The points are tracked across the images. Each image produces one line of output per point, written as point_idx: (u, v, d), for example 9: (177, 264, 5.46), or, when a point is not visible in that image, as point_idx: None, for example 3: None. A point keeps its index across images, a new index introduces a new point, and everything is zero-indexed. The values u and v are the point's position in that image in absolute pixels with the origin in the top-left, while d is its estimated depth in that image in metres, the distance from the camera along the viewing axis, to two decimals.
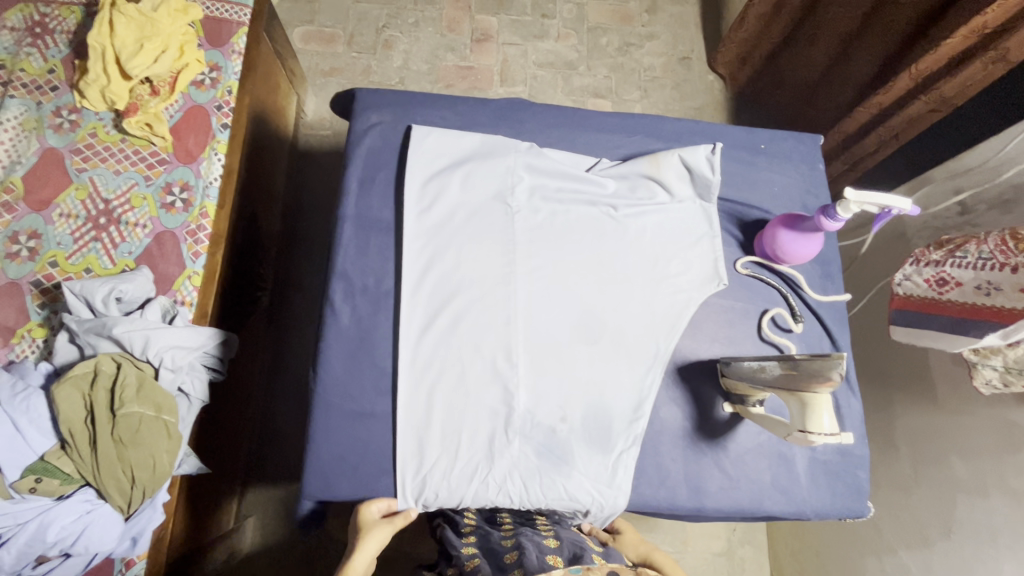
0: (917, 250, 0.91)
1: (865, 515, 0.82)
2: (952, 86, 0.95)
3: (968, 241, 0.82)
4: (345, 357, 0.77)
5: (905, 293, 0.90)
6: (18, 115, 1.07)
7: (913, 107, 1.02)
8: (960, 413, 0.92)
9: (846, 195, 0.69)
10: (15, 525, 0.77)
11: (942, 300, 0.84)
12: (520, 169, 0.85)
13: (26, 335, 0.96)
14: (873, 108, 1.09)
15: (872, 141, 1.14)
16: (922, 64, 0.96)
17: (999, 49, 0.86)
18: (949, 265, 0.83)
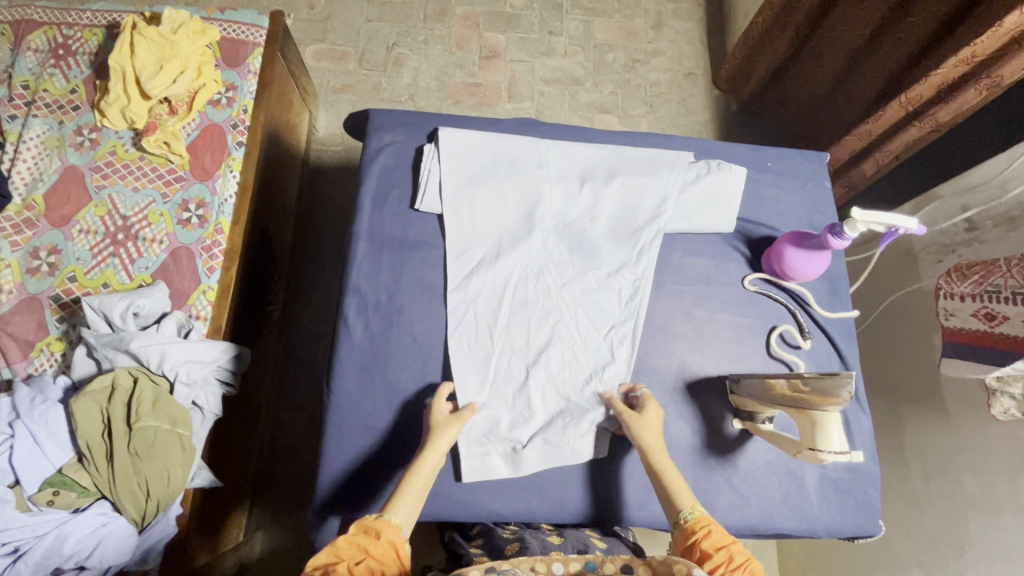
0: (946, 281, 0.96)
1: (876, 534, 0.81)
2: (947, 112, 0.96)
3: (993, 275, 0.86)
4: (358, 372, 0.77)
5: (955, 326, 0.92)
6: (40, 134, 1.10)
7: (908, 132, 1.03)
8: (971, 430, 0.91)
9: (852, 215, 0.70)
10: (32, 537, 0.79)
11: (990, 332, 0.85)
12: (514, 176, 0.84)
13: (44, 349, 0.98)
14: (865, 136, 1.11)
15: (870, 166, 1.14)
16: (913, 93, 0.98)
17: (993, 75, 0.87)
18: (987, 300, 0.86)
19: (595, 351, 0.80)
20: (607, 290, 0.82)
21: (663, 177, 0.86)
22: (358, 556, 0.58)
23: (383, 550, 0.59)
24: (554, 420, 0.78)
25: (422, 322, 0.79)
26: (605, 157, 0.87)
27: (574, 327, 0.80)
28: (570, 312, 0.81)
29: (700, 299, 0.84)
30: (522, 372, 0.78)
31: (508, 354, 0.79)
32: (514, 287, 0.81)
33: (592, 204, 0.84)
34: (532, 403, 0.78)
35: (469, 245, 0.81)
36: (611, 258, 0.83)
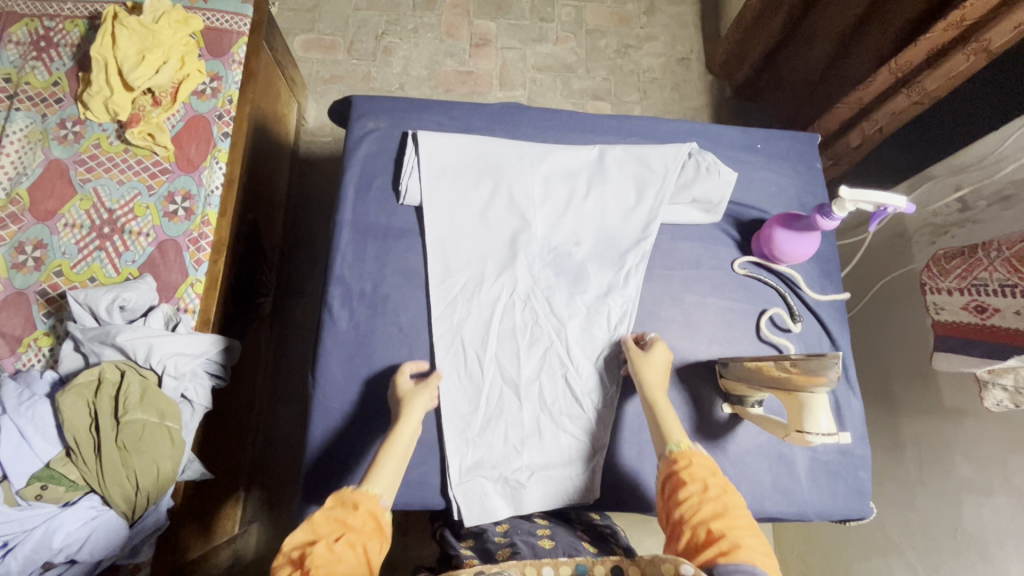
0: (927, 276, 0.95)
1: (867, 517, 0.81)
2: (935, 80, 0.94)
3: (977, 268, 0.85)
4: (343, 362, 0.76)
5: (947, 320, 0.90)
6: (23, 128, 1.09)
7: (895, 101, 1.02)
8: (964, 414, 0.91)
9: (841, 194, 0.69)
10: (21, 532, 0.78)
11: (981, 325, 0.84)
12: (500, 196, 0.81)
13: (32, 344, 0.98)
14: (855, 104, 1.09)
15: (856, 136, 1.13)
16: (904, 58, 0.96)
17: (981, 40, 0.85)
18: (976, 294, 0.85)
19: (588, 382, 0.77)
20: (598, 315, 0.79)
21: (650, 192, 0.82)
22: (338, 531, 0.55)
23: (365, 519, 0.57)
24: (549, 453, 0.75)
25: (393, 345, 0.76)
26: (589, 168, 0.83)
27: (567, 357, 0.77)
28: (561, 339, 0.78)
29: (689, 283, 0.83)
30: (514, 403, 0.75)
31: (500, 384, 0.76)
32: (501, 313, 0.78)
33: (578, 220, 0.81)
34: (528, 433, 0.75)
35: (452, 269, 0.78)
36: (599, 281, 0.80)
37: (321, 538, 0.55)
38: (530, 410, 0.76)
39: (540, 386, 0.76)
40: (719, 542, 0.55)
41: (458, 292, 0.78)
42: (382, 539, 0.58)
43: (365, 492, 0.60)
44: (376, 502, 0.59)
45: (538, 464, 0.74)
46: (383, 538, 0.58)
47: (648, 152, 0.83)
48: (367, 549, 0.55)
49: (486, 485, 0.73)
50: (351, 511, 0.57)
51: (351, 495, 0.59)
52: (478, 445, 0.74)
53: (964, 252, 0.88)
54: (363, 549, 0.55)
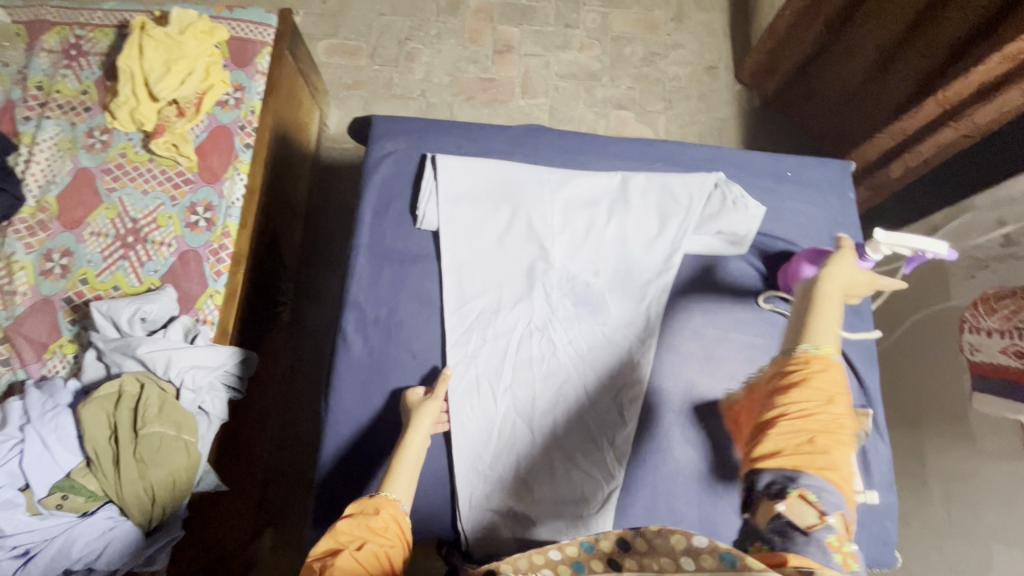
0: (971, 313, 0.92)
1: (892, 566, 0.78)
2: (985, 113, 0.90)
3: (1023, 311, 0.80)
4: (356, 389, 0.75)
5: (982, 361, 0.88)
6: (53, 136, 1.11)
7: (942, 133, 0.98)
8: (1000, 457, 0.86)
9: (876, 235, 0.69)
10: (43, 540, 0.81)
11: (1019, 369, 0.79)
12: (519, 223, 0.79)
13: (57, 351, 1.00)
14: (897, 134, 1.05)
15: (899, 167, 1.09)
16: (951, 90, 0.93)
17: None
18: (1016, 336, 0.80)
19: (603, 417, 0.75)
20: (616, 348, 0.77)
21: (673, 221, 0.79)
22: (362, 537, 0.56)
23: (387, 524, 0.58)
24: (561, 489, 0.73)
25: (405, 372, 0.75)
26: (612, 195, 0.81)
27: (582, 390, 0.75)
28: (576, 371, 0.76)
29: (710, 317, 0.80)
30: (526, 436, 0.74)
31: (512, 416, 0.74)
32: (516, 343, 0.76)
33: (599, 248, 0.79)
34: (540, 467, 0.73)
35: (468, 296, 0.77)
36: (618, 313, 0.78)
37: (346, 546, 0.55)
38: (543, 444, 0.74)
39: (553, 420, 0.75)
40: (817, 458, 0.53)
41: (474, 319, 0.76)
42: (404, 543, 0.58)
43: (384, 498, 0.61)
44: (396, 506, 0.60)
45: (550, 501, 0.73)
46: (405, 545, 0.58)
47: (672, 179, 0.81)
48: (391, 554, 0.56)
49: (496, 520, 0.72)
50: (372, 515, 0.58)
51: (370, 501, 0.60)
52: (489, 478, 0.72)
53: (1015, 292, 0.84)
54: (387, 554, 0.56)
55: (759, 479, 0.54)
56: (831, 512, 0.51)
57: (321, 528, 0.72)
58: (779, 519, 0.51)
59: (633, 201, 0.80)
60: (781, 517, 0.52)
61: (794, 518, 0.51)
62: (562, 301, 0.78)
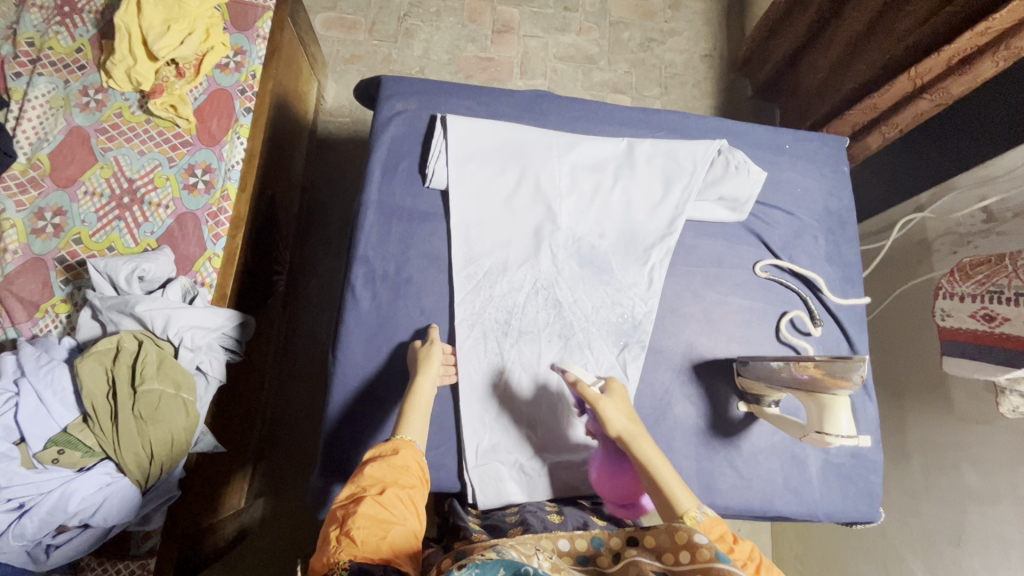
0: (946, 280, 0.95)
1: (875, 521, 0.82)
2: (960, 85, 0.94)
3: (998, 276, 0.84)
4: (364, 341, 0.75)
5: (952, 326, 0.92)
6: (46, 93, 1.08)
7: (917, 105, 1.01)
8: (976, 423, 0.91)
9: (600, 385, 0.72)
10: (38, 494, 0.79)
11: (989, 333, 0.84)
12: (528, 184, 0.81)
13: (49, 310, 0.98)
14: (869, 109, 1.09)
15: (875, 139, 1.12)
16: (924, 66, 0.96)
17: (1012, 46, 0.85)
18: (988, 301, 0.85)
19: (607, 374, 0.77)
20: (620, 308, 0.79)
21: (677, 187, 0.82)
22: (383, 482, 0.58)
23: (407, 463, 0.61)
24: (564, 442, 0.76)
25: (411, 327, 0.76)
26: (618, 159, 0.83)
27: (586, 348, 0.78)
28: (581, 330, 0.78)
29: (710, 281, 0.83)
30: (531, 392, 0.76)
31: (518, 372, 0.76)
32: (523, 302, 0.78)
33: (604, 212, 0.81)
34: (543, 423, 0.76)
35: (477, 253, 0.78)
36: (623, 275, 0.80)
37: (365, 491, 0.57)
38: (547, 397, 0.76)
39: (554, 377, 0.77)
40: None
41: (481, 277, 0.78)
42: (422, 483, 0.61)
43: (401, 440, 0.63)
44: (413, 448, 0.63)
45: (554, 452, 0.76)
46: (422, 485, 0.61)
47: (678, 147, 0.83)
48: (410, 494, 0.59)
49: (502, 470, 0.74)
50: (392, 456, 0.61)
51: (388, 443, 0.63)
52: (495, 430, 0.75)
53: (990, 259, 0.88)
54: (408, 494, 0.58)
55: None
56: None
57: (327, 478, 0.73)
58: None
59: (636, 166, 0.82)
60: None
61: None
62: (567, 262, 0.79)
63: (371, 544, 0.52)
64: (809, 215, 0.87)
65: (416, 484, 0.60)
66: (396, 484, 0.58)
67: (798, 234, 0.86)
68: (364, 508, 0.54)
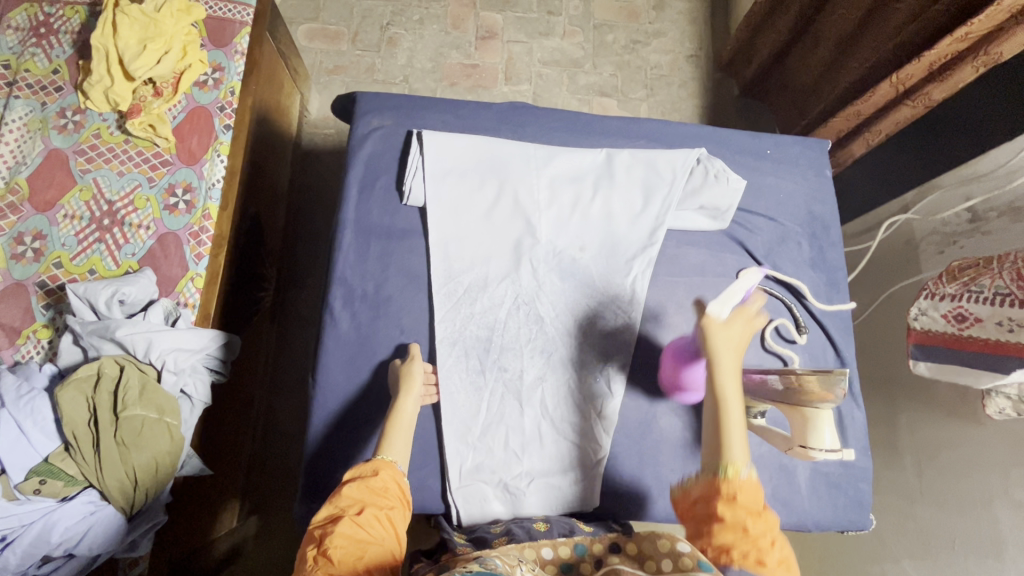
0: (929, 281, 0.91)
1: (866, 528, 0.81)
2: (942, 90, 0.94)
3: (982, 276, 0.82)
4: (344, 363, 0.75)
5: (923, 327, 0.89)
6: (23, 116, 1.07)
7: (899, 111, 1.02)
8: (967, 425, 0.91)
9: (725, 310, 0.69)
10: (20, 526, 0.79)
11: (960, 335, 0.83)
12: (507, 199, 0.80)
13: (31, 336, 0.97)
14: (852, 115, 1.09)
15: (860, 145, 1.13)
16: (905, 71, 0.96)
17: (991, 52, 0.86)
18: (966, 300, 0.83)
19: (591, 389, 0.77)
20: (602, 321, 0.78)
21: (657, 197, 0.81)
22: (362, 501, 0.57)
23: (387, 485, 0.60)
24: (549, 459, 0.75)
25: (392, 347, 0.75)
26: (597, 171, 0.82)
27: (569, 363, 0.77)
28: (564, 345, 0.77)
29: (694, 291, 0.82)
30: (515, 410, 0.75)
31: (501, 390, 0.75)
32: (505, 318, 0.77)
33: (584, 225, 0.80)
34: (527, 440, 0.75)
35: (457, 270, 0.77)
36: (605, 288, 0.79)
37: (344, 511, 0.56)
38: (531, 415, 0.76)
39: (538, 394, 0.76)
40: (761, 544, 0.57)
41: (462, 295, 0.77)
42: (402, 504, 0.60)
43: (382, 461, 0.62)
44: (393, 468, 0.62)
45: (538, 469, 0.75)
46: (403, 505, 0.60)
47: (656, 156, 0.82)
48: (390, 515, 0.57)
49: (486, 489, 0.74)
50: (371, 477, 0.59)
51: (369, 463, 0.61)
52: (477, 450, 0.74)
53: (978, 261, 0.85)
54: (387, 516, 0.57)
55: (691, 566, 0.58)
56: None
57: (310, 502, 0.73)
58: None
59: (615, 177, 0.82)
60: None
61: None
62: (547, 276, 0.79)
63: (347, 565, 0.51)
64: (792, 221, 0.86)
65: (394, 505, 0.59)
66: (376, 506, 0.57)
67: (781, 240, 0.85)
68: (340, 530, 0.53)
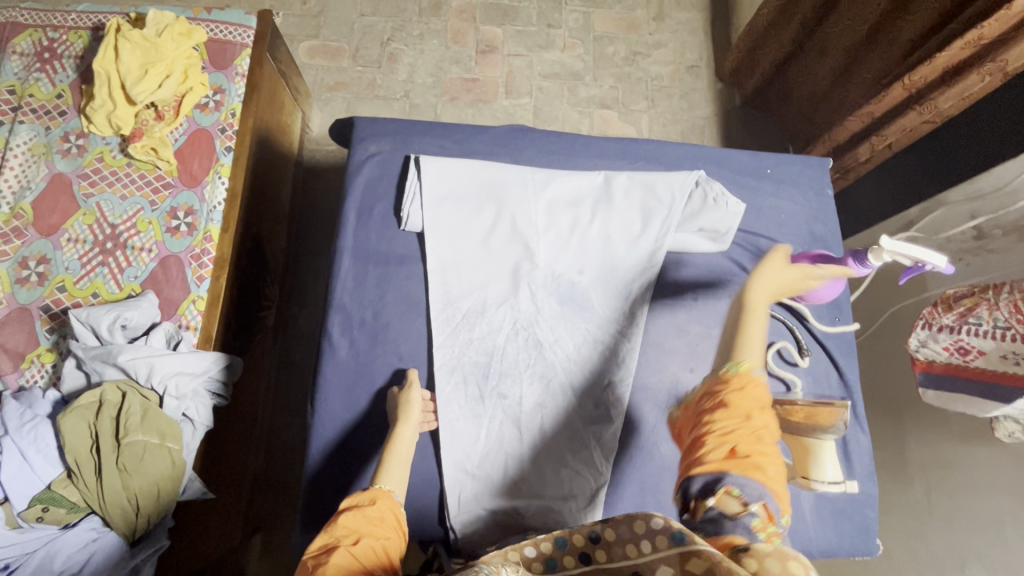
0: (926, 310, 0.89)
1: (873, 554, 0.80)
2: (947, 98, 0.95)
3: (979, 306, 0.81)
4: (342, 391, 0.75)
5: (927, 357, 0.88)
6: (27, 141, 1.09)
7: (905, 118, 1.02)
8: (976, 444, 0.89)
9: (881, 241, 0.72)
10: (22, 554, 0.80)
11: (965, 366, 0.83)
12: (504, 224, 0.80)
13: (35, 360, 0.98)
14: (866, 117, 1.09)
15: (866, 151, 1.13)
16: (917, 74, 0.96)
17: (999, 59, 0.86)
18: (965, 332, 0.82)
19: (592, 415, 0.76)
20: (601, 345, 0.78)
21: (656, 220, 0.80)
22: (358, 532, 0.56)
23: (383, 514, 0.59)
24: (549, 486, 0.74)
25: (390, 374, 0.75)
26: (595, 193, 0.82)
27: (568, 388, 0.76)
28: (563, 369, 0.77)
29: (694, 314, 0.82)
30: (515, 436, 0.75)
31: (500, 416, 0.75)
32: (503, 344, 0.77)
33: (583, 249, 0.80)
34: (527, 469, 0.74)
35: (454, 296, 0.77)
36: (604, 312, 0.79)
37: (340, 541, 0.55)
38: (531, 440, 0.75)
39: (537, 420, 0.75)
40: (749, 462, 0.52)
41: (460, 321, 0.77)
42: (398, 535, 0.59)
43: (379, 491, 0.62)
44: (391, 498, 0.61)
45: (538, 498, 0.74)
46: (400, 534, 0.59)
47: (654, 178, 0.82)
48: (386, 545, 0.57)
49: (485, 518, 0.73)
50: (368, 507, 0.59)
51: (366, 494, 0.61)
52: (476, 477, 0.73)
53: (974, 291, 0.83)
54: (383, 547, 0.56)
55: (689, 484, 0.52)
56: (754, 502, 0.50)
57: (309, 532, 0.72)
58: (707, 515, 0.50)
59: (613, 201, 0.81)
60: (712, 510, 0.50)
61: (719, 508, 0.49)
62: (546, 300, 0.78)
63: None
64: (794, 242, 0.85)
65: (389, 536, 0.57)
66: (371, 539, 0.56)
67: None
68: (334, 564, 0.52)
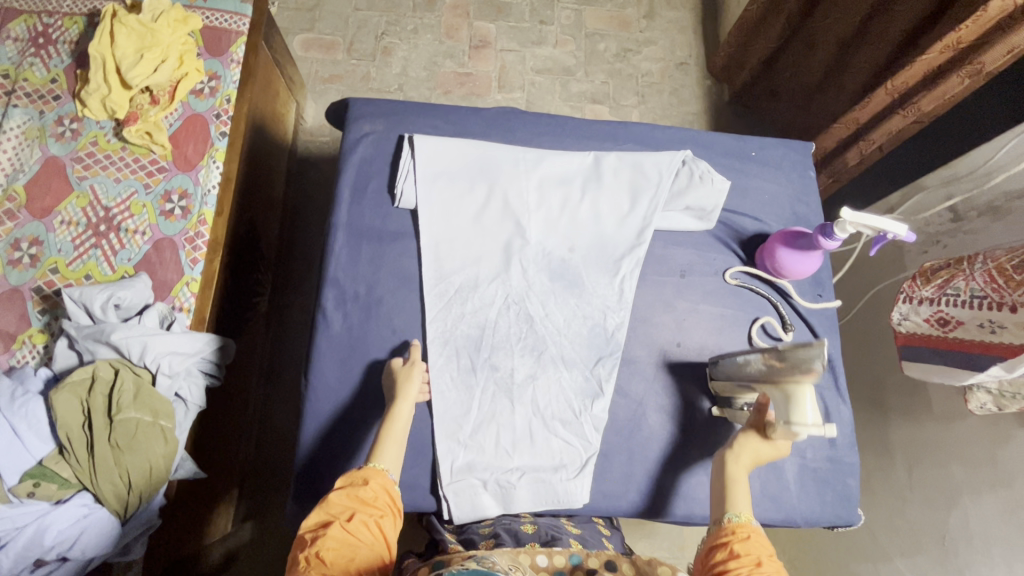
0: (904, 283, 0.91)
1: (854, 523, 0.82)
2: (931, 100, 0.96)
3: (956, 277, 0.82)
4: (336, 363, 0.76)
5: (909, 330, 0.90)
6: (21, 124, 1.09)
7: (892, 121, 1.04)
8: (953, 419, 0.92)
9: (843, 215, 0.71)
10: (14, 529, 0.79)
11: (943, 337, 0.85)
12: (496, 202, 0.81)
13: (26, 341, 0.98)
14: (851, 123, 1.11)
15: (856, 155, 1.15)
16: (899, 79, 0.98)
17: (979, 62, 0.88)
18: (944, 304, 0.84)
19: (582, 387, 0.78)
20: (590, 320, 0.80)
21: (644, 198, 0.83)
22: (352, 508, 0.58)
23: (377, 494, 0.60)
24: (541, 455, 0.76)
25: (384, 347, 0.76)
26: (585, 173, 0.84)
27: (559, 361, 0.78)
28: (554, 343, 0.78)
29: (681, 291, 0.84)
30: (507, 407, 0.76)
31: (492, 387, 0.76)
32: (495, 317, 0.78)
33: (573, 226, 0.82)
34: (518, 439, 0.76)
35: (447, 271, 0.78)
36: (594, 288, 0.81)
37: (336, 517, 0.57)
38: (523, 412, 0.76)
39: (529, 391, 0.77)
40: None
41: (453, 295, 0.78)
42: (394, 513, 0.61)
43: (372, 469, 0.63)
44: (384, 477, 0.62)
45: (530, 467, 0.75)
46: (394, 513, 0.61)
47: (643, 158, 0.84)
48: (381, 523, 0.59)
49: (478, 487, 0.74)
50: (361, 486, 0.60)
51: (360, 472, 0.62)
52: (468, 447, 0.74)
53: (948, 262, 0.85)
54: (377, 524, 0.58)
55: None
56: None
57: (303, 502, 0.73)
58: None
59: (602, 181, 0.83)
60: None
61: None
62: (536, 275, 0.80)
63: (337, 568, 0.54)
64: (778, 221, 0.88)
65: (385, 514, 0.60)
66: (365, 520, 0.58)
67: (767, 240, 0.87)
68: (327, 546, 0.54)
